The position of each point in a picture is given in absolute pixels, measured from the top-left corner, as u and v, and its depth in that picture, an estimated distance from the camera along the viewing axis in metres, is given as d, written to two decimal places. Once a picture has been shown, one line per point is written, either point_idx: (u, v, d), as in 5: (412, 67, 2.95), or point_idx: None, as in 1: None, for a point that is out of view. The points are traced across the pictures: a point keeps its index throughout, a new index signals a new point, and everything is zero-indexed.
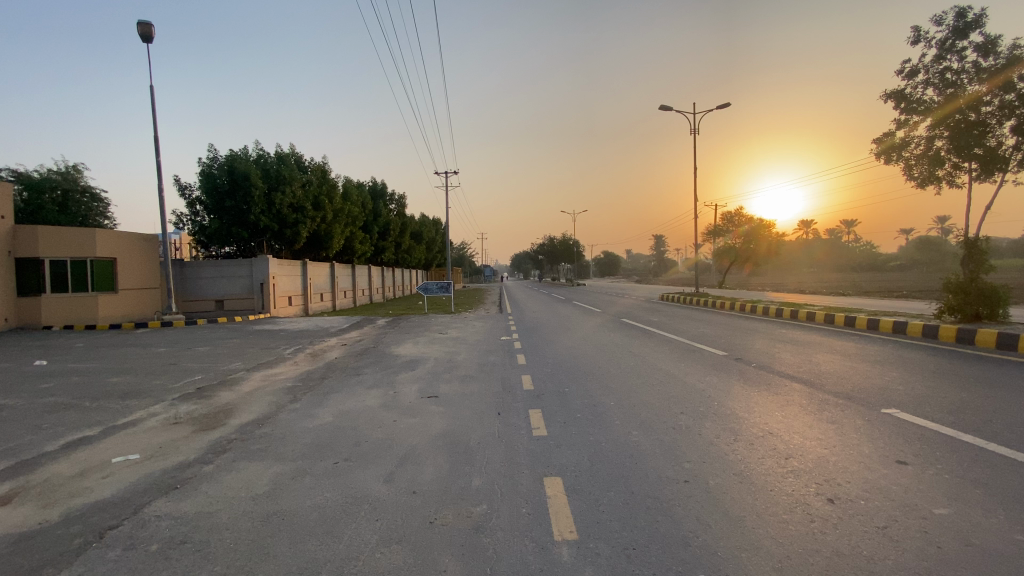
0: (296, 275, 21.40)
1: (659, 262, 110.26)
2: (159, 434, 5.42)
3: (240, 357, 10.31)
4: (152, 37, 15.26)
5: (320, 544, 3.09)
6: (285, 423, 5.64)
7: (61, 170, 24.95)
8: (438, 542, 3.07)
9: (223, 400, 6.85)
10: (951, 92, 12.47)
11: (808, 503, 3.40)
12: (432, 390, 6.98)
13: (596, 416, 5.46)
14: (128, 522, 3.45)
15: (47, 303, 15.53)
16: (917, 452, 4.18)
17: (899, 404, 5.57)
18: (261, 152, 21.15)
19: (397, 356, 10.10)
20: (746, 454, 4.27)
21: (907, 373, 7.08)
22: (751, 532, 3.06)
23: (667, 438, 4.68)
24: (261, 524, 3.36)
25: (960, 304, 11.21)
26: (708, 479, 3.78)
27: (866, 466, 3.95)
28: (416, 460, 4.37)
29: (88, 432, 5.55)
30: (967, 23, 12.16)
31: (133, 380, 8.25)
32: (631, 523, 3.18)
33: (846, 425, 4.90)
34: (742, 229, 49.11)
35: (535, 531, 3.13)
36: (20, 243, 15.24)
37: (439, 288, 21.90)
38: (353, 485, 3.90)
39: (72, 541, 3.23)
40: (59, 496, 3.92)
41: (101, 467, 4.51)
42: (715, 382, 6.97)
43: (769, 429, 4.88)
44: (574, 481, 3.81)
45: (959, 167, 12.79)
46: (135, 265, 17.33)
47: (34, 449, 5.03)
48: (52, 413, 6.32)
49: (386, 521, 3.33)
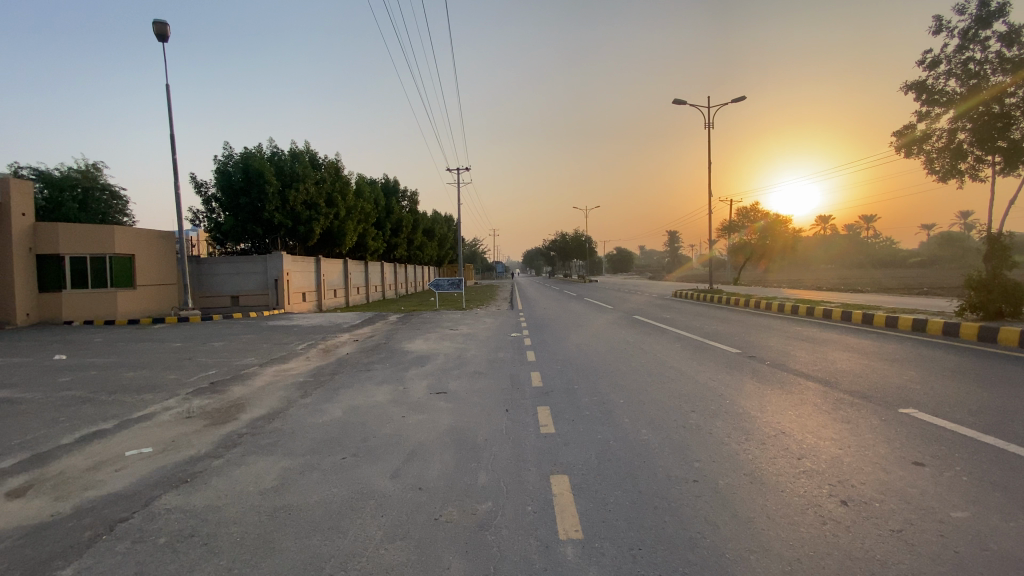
0: (310, 271, 21.61)
1: (672, 260, 109.26)
2: (171, 428, 5.48)
3: (253, 352, 10.44)
4: (168, 36, 15.46)
5: (325, 540, 3.07)
6: (294, 419, 5.68)
7: (82, 169, 25.51)
8: (442, 538, 3.05)
9: (235, 394, 6.94)
10: (973, 84, 12.13)
11: (820, 505, 3.32)
12: (441, 387, 6.97)
13: (605, 414, 5.41)
14: (138, 515, 3.49)
15: (67, 299, 15.80)
16: (934, 453, 4.08)
17: (917, 404, 5.45)
18: (276, 150, 21.39)
19: (407, 352, 10.12)
20: (758, 454, 4.20)
21: (926, 372, 6.93)
22: (761, 533, 3.00)
23: (676, 437, 4.62)
24: (266, 518, 3.36)
25: (982, 301, 10.89)
26: (718, 479, 3.72)
27: (882, 468, 3.86)
28: (424, 455, 4.37)
29: (103, 425, 5.65)
30: (990, 13, 11.82)
31: (146, 375, 8.36)
32: (637, 523, 3.14)
33: (862, 426, 4.80)
34: (756, 227, 48.52)
35: (540, 530, 3.10)
36: (40, 239, 15.49)
37: (451, 283, 21.60)
38: (360, 481, 3.89)
39: (82, 533, 3.27)
40: (72, 488, 3.98)
41: (113, 461, 4.56)
42: (727, 380, 6.87)
43: (782, 429, 4.79)
44: (580, 480, 3.76)
45: (982, 160, 12.45)
46: (152, 261, 17.62)
47: (49, 442, 5.11)
48: (69, 407, 6.44)
49: (390, 517, 3.33)
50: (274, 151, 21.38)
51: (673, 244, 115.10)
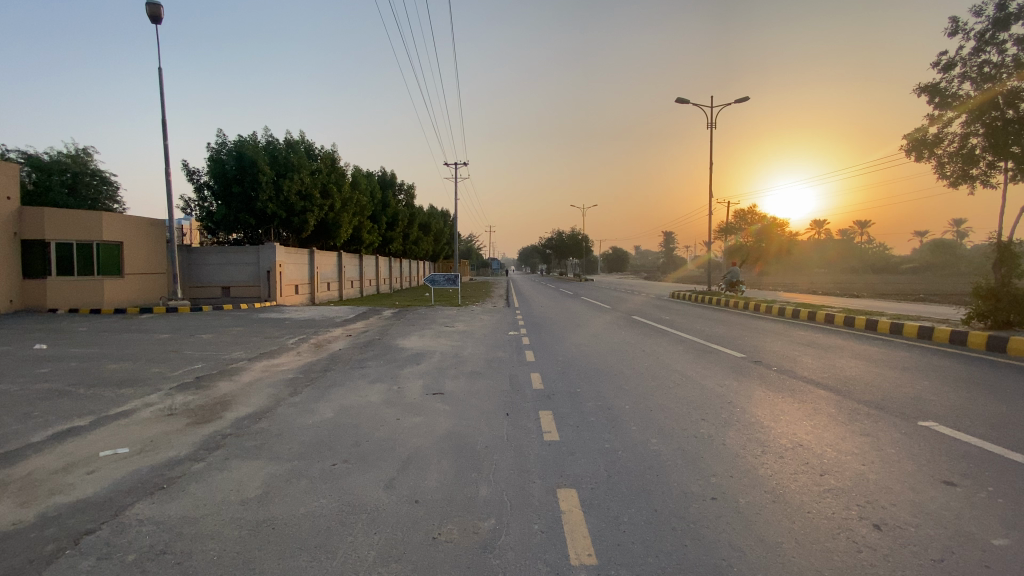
0: (303, 264, 21.20)
1: (667, 261, 109.74)
2: (150, 427, 5.15)
3: (242, 346, 10.06)
4: (160, 17, 15.03)
5: (311, 561, 2.79)
6: (282, 419, 5.36)
7: (72, 153, 24.98)
8: (441, 562, 2.76)
9: (221, 391, 6.61)
10: (989, 86, 11.89)
11: (852, 529, 3.06)
12: (438, 387, 6.68)
13: (612, 421, 5.15)
14: (107, 527, 3.18)
15: (53, 286, 15.35)
16: (964, 472, 3.84)
17: (937, 417, 5.21)
18: (271, 138, 20.99)
19: (402, 349, 9.83)
20: (776, 469, 3.94)
21: (938, 382, 6.74)
22: (791, 561, 2.74)
23: (689, 447, 4.38)
24: (248, 534, 3.07)
25: (990, 310, 10.69)
26: (738, 498, 3.46)
27: (911, 487, 3.61)
28: (420, 463, 4.09)
29: (79, 422, 5.31)
30: (1008, 15, 11.59)
31: (130, 367, 8.00)
32: (657, 547, 2.87)
33: (882, 439, 4.57)
34: (752, 228, 47.72)
35: (550, 553, 2.82)
36: (26, 224, 15.05)
37: (447, 279, 21.37)
38: (350, 492, 3.60)
39: (44, 547, 2.96)
40: (39, 493, 3.66)
41: (86, 462, 4.24)
42: (734, 386, 6.63)
43: (799, 441, 4.54)
44: (590, 495, 3.50)
45: (995, 165, 12.28)
46: (141, 250, 17.19)
47: (19, 439, 4.78)
48: (44, 401, 6.09)
49: (384, 534, 3.03)
50: (269, 139, 20.94)
51: (668, 244, 115.27)
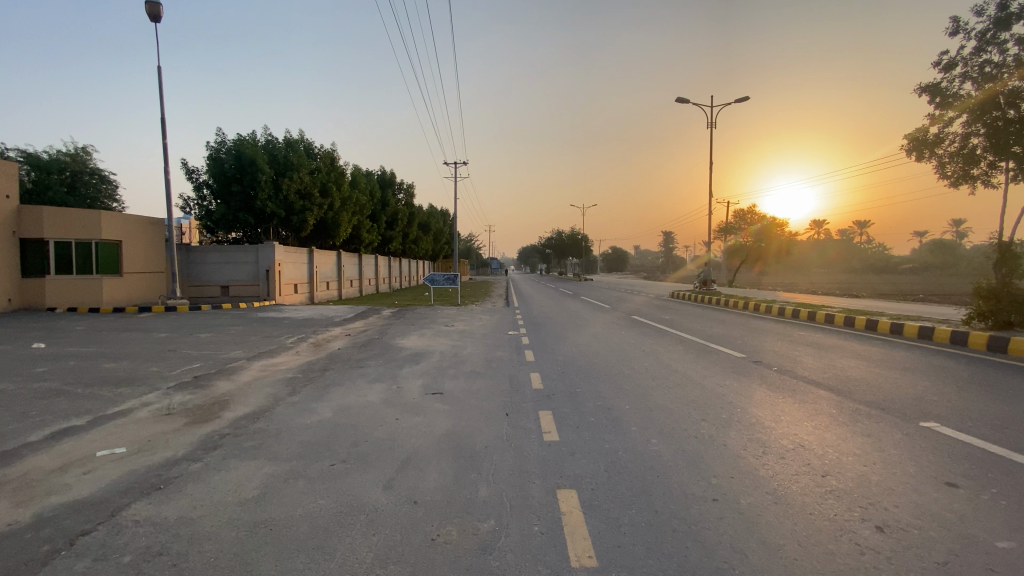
0: (302, 263, 21.17)
1: (667, 261, 109.78)
2: (148, 427, 5.12)
3: (241, 345, 10.03)
4: (160, 16, 14.98)
5: (309, 563, 2.76)
6: (281, 418, 5.34)
7: (71, 152, 24.94)
8: (440, 564, 2.73)
9: (219, 390, 6.58)
10: (989, 86, 11.87)
11: (854, 531, 3.04)
12: (437, 387, 6.65)
13: (612, 421, 5.13)
14: (103, 527, 3.15)
15: (51, 285, 15.30)
16: (967, 473, 3.82)
17: (939, 417, 5.19)
18: (270, 137, 20.96)
19: (401, 348, 9.80)
20: (778, 470, 3.92)
21: (939, 382, 6.72)
22: (793, 564, 2.71)
23: (689, 448, 4.36)
24: (245, 535, 3.04)
25: (991, 309, 10.66)
26: (739, 499, 3.44)
27: (914, 489, 3.59)
28: (419, 464, 4.06)
29: (76, 421, 5.28)
30: (1009, 15, 11.57)
31: (128, 367, 7.96)
32: (658, 549, 2.85)
33: (884, 440, 4.55)
34: (752, 228, 47.69)
35: (550, 555, 2.80)
36: (24, 223, 15.00)
37: (446, 279, 21.35)
38: (349, 493, 3.57)
39: (39, 548, 2.93)
40: (35, 493, 3.63)
41: (83, 462, 4.21)
42: (735, 386, 6.60)
43: (800, 442, 4.52)
44: (590, 496, 3.47)
45: (996, 165, 12.26)
46: (140, 249, 17.14)
47: (15, 439, 4.74)
48: (41, 400, 6.05)
49: (383, 536, 3.01)
50: (269, 138, 20.91)
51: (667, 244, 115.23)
